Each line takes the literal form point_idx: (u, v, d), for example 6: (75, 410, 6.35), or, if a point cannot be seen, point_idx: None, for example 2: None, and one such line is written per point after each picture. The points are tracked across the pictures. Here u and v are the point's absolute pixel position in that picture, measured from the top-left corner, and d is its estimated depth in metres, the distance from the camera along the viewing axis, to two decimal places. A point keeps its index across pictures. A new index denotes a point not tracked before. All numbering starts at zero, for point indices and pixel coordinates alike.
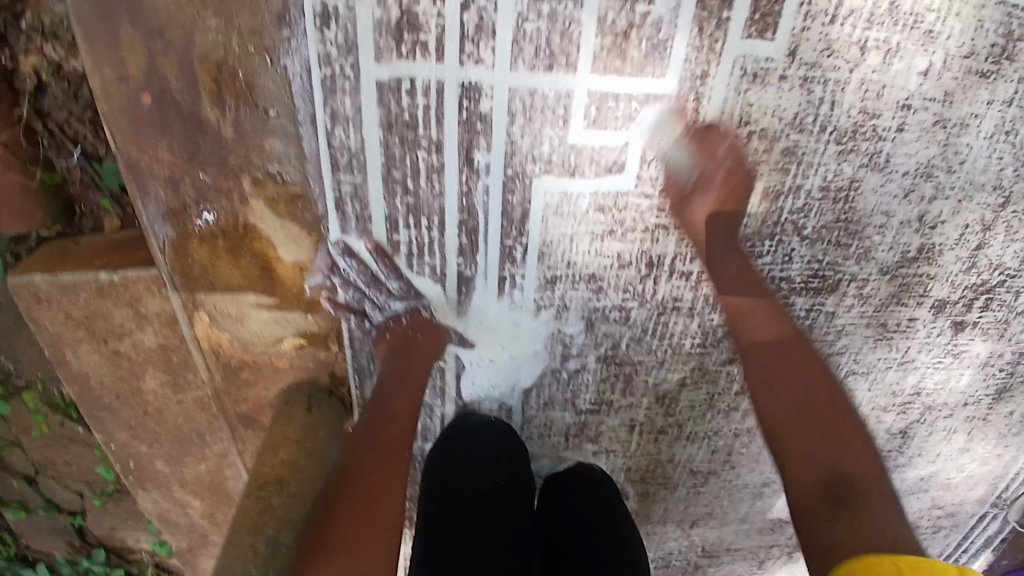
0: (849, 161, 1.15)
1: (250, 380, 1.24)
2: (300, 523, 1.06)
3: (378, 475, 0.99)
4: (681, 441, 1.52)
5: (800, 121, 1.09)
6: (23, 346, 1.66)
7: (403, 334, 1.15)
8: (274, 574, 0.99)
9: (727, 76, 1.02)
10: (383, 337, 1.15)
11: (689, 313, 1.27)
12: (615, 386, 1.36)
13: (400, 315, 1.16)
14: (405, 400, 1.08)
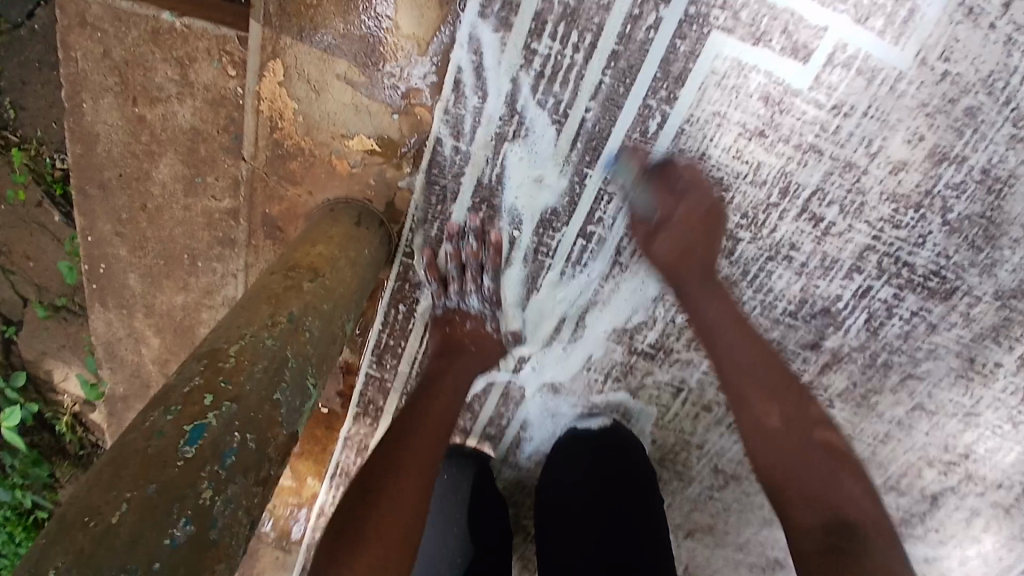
0: (1017, 150, 1.01)
1: (294, 178, 1.04)
2: (328, 316, 0.78)
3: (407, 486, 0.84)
4: (719, 428, 1.33)
5: (991, 81, 0.96)
6: (36, 99, 1.49)
7: (456, 334, 1.07)
8: (292, 356, 0.68)
9: (945, 1, 0.90)
10: (438, 329, 1.10)
11: (798, 271, 1.11)
12: (683, 333, 1.19)
13: (465, 312, 1.09)
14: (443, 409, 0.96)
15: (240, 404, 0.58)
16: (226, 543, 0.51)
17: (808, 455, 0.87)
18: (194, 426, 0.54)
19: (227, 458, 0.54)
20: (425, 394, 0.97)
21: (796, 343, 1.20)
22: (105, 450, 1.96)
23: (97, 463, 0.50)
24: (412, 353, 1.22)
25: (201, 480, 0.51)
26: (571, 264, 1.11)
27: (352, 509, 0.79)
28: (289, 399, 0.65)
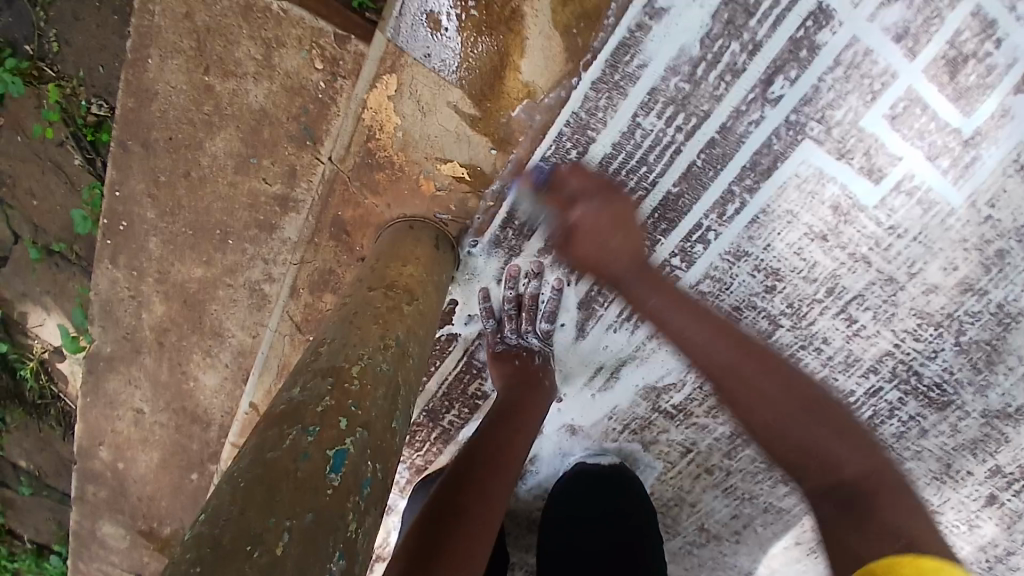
0: None
1: (376, 188, 1.05)
2: (424, 345, 0.80)
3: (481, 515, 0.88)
4: (715, 491, 1.40)
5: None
6: (85, 37, 1.43)
7: (531, 370, 1.12)
8: (404, 386, 0.69)
9: (1004, 155, 0.99)
10: (511, 359, 1.14)
11: (824, 363, 1.18)
12: (705, 400, 1.25)
13: (533, 351, 1.15)
14: (513, 443, 1.00)
15: (370, 432, 0.58)
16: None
17: (829, 413, 0.84)
18: (337, 452, 0.53)
19: (364, 489, 0.53)
20: (502, 430, 1.00)
21: None
22: (64, 405, 1.83)
23: (242, 479, 0.49)
24: (444, 373, 1.22)
25: (348, 510, 0.50)
26: (623, 320, 1.16)
27: (431, 531, 0.83)
28: (401, 425, 0.65)
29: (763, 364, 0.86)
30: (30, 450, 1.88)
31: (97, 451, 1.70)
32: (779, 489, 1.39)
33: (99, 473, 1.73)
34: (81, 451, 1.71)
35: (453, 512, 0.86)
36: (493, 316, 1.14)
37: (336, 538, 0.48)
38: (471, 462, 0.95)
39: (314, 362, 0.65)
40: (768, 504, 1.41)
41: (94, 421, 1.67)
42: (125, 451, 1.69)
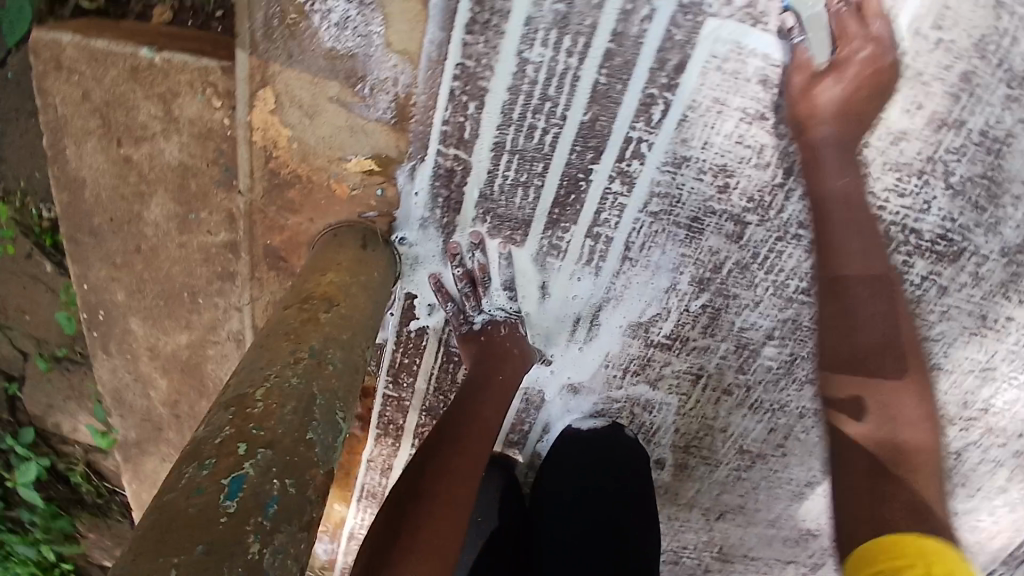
0: (1013, 110, 0.99)
1: (294, 207, 1.03)
2: (351, 346, 0.76)
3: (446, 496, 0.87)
4: (741, 409, 1.34)
5: (980, 47, 0.95)
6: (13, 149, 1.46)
7: (496, 342, 1.11)
8: (323, 397, 0.65)
9: None
10: (475, 339, 1.12)
11: (808, 247, 1.11)
12: (697, 321, 1.19)
13: (497, 324, 1.13)
14: (480, 420, 1.00)
15: (276, 448, 0.55)
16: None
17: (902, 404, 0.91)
18: (233, 479, 0.50)
19: (270, 508, 0.50)
20: (470, 406, 1.01)
21: (811, 319, 1.20)
22: (122, 497, 1.92)
23: (137, 529, 0.47)
24: (428, 369, 1.21)
25: (248, 534, 0.48)
26: (584, 264, 1.10)
27: (392, 524, 0.83)
28: (323, 433, 0.62)
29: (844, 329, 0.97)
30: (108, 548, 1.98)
31: None
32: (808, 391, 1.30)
33: None
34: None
35: (415, 498, 0.86)
36: (451, 300, 1.11)
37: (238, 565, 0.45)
38: (440, 444, 0.94)
39: (222, 396, 0.63)
40: (802, 408, 1.33)
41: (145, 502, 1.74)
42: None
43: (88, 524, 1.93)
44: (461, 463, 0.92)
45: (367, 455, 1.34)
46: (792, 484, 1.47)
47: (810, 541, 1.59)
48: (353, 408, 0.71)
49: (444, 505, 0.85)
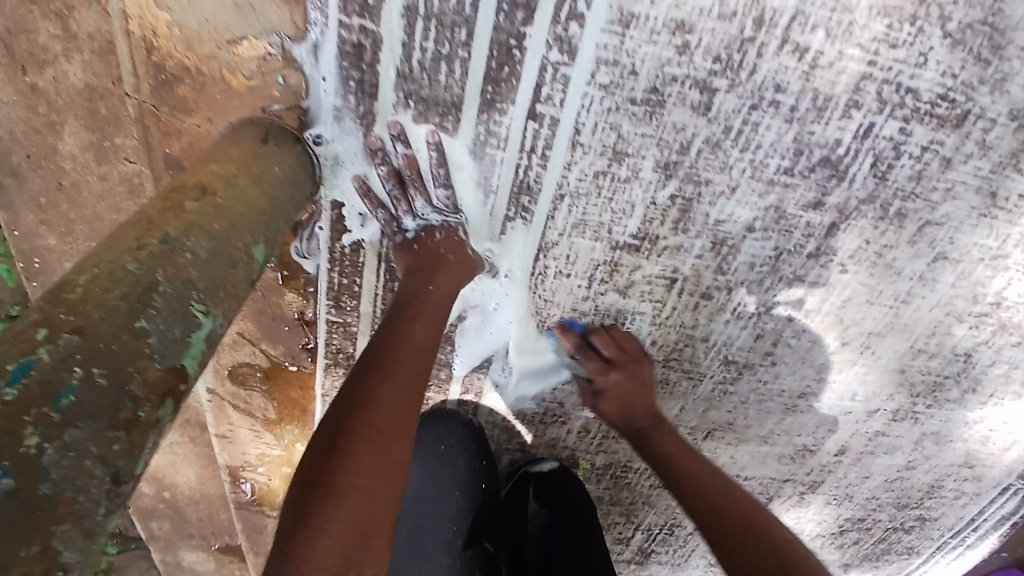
0: None
1: (188, 107, 0.92)
2: (222, 239, 0.67)
3: (383, 433, 0.81)
4: (723, 316, 1.21)
5: None
6: None
7: (432, 252, 1.01)
8: (168, 288, 0.57)
9: None
10: (409, 248, 1.01)
11: (787, 117, 0.97)
12: (667, 215, 1.06)
13: (433, 228, 1.02)
14: (412, 343, 0.91)
15: (87, 336, 0.48)
16: (72, 496, 0.43)
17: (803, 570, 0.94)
18: (18, 366, 0.43)
19: (65, 401, 0.44)
20: (398, 326, 0.92)
21: (795, 205, 1.07)
22: None
23: None
24: (372, 289, 1.11)
25: (23, 427, 0.41)
26: (529, 152, 0.96)
27: (320, 462, 0.77)
28: (162, 326, 0.55)
29: None
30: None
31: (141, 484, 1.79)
32: (797, 290, 1.19)
33: (155, 505, 1.86)
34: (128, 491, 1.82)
35: (336, 434, 0.79)
36: (383, 205, 0.99)
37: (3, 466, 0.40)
38: (365, 377, 0.86)
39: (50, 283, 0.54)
40: (790, 311, 1.22)
41: None
42: (165, 479, 1.78)
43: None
44: (396, 394, 0.85)
45: (320, 388, 1.26)
46: (784, 397, 1.40)
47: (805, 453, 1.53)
48: (223, 304, 0.63)
49: (379, 424, 0.82)
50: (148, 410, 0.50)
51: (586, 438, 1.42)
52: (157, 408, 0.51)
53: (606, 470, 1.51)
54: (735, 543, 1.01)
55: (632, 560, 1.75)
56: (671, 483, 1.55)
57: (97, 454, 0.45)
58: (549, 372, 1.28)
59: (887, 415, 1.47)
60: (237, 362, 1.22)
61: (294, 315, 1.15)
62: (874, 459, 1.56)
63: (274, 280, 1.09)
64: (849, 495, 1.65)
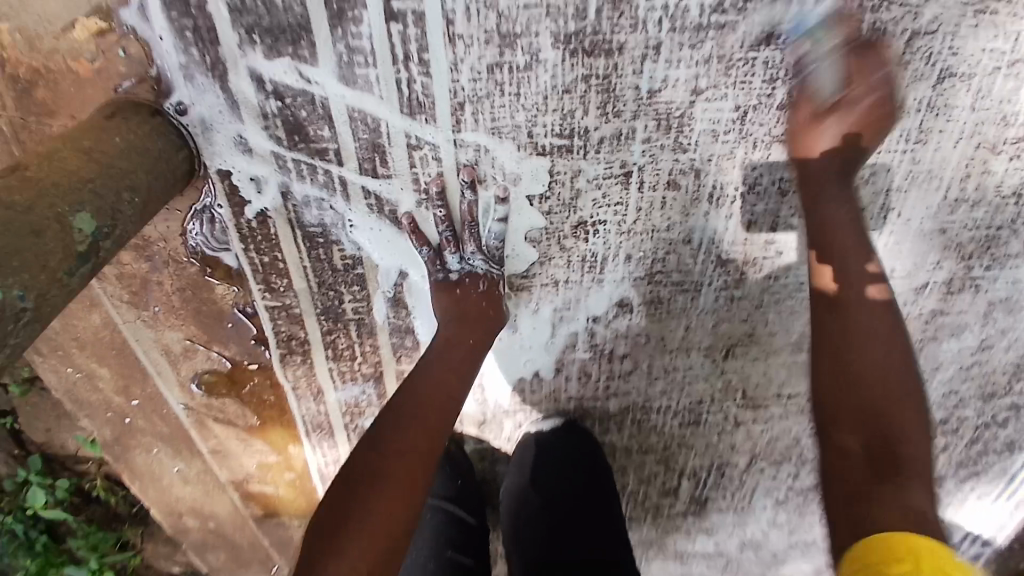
0: None
1: (50, 109, 0.86)
2: (20, 208, 0.62)
3: (416, 467, 0.91)
4: (699, 208, 1.04)
5: None
6: None
7: (469, 304, 1.05)
8: None
9: None
10: (448, 290, 1.05)
11: None
12: (589, 100, 0.91)
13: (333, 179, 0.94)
14: (443, 382, 1.00)
15: None
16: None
17: (909, 420, 0.91)
18: None
19: None
20: (437, 367, 1.01)
21: (739, 49, 0.90)
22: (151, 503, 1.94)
23: None
24: (297, 262, 1.03)
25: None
26: (404, 61, 0.85)
27: (345, 500, 0.86)
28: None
29: (864, 331, 0.95)
30: (168, 554, 2.05)
31: (182, 519, 1.80)
32: (778, 156, 1.00)
33: (202, 537, 1.87)
34: (175, 530, 1.84)
35: (369, 470, 0.89)
36: (276, 161, 0.92)
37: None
38: (394, 417, 0.95)
39: None
40: (778, 184, 1.03)
41: (157, 498, 1.74)
42: (204, 510, 1.78)
43: (135, 534, 2.00)
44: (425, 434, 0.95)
45: (288, 383, 1.18)
46: (807, 291, 1.18)
47: None
48: (16, 272, 0.59)
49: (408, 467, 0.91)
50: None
51: (590, 383, 1.27)
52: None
53: (624, 417, 1.35)
54: (858, 501, 0.84)
55: (688, 512, 1.58)
56: (704, 418, 1.37)
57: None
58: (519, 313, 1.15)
59: (939, 289, 1.25)
60: (199, 371, 1.17)
61: (232, 308, 1.08)
62: (939, 346, 1.35)
63: (198, 275, 1.03)
64: (922, 395, 1.42)
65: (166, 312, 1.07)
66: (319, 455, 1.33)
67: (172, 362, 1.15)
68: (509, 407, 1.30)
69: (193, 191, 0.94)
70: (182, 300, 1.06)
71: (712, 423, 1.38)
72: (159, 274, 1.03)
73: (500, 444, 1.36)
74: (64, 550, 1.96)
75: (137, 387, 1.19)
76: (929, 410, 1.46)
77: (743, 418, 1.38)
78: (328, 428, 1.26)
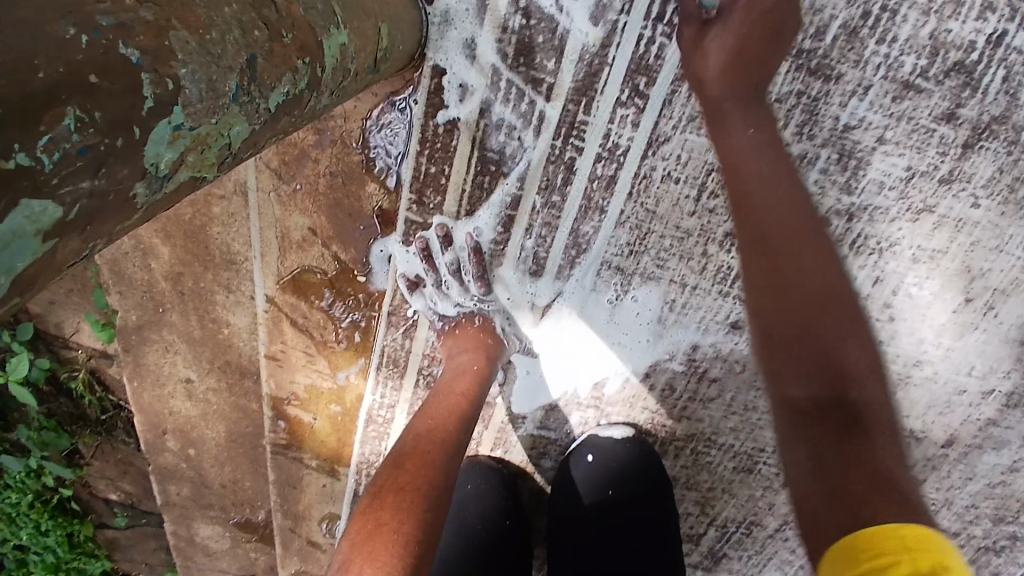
0: None
1: None
2: None
3: (433, 461, 0.89)
4: (841, 251, 1.09)
5: None
6: None
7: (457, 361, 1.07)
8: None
9: None
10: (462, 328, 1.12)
11: (925, 8, 0.92)
12: (791, 116, 0.98)
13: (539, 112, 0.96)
14: (463, 375, 1.04)
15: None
16: (204, 22, 0.41)
17: (849, 328, 0.79)
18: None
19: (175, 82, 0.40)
20: (464, 360, 1.06)
21: (928, 115, 0.99)
22: (127, 413, 1.72)
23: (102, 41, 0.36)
24: (460, 183, 1.02)
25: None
26: (654, 22, 0.89)
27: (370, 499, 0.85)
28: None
29: (813, 247, 0.80)
30: (113, 477, 1.82)
31: (162, 441, 1.54)
32: (923, 225, 1.08)
33: (174, 468, 1.58)
34: (148, 445, 1.55)
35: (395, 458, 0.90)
36: (491, 77, 0.93)
37: (86, 26, 0.34)
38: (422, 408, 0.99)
39: None
40: (915, 251, 1.10)
41: (147, 407, 1.48)
42: (191, 435, 1.52)
43: (91, 444, 1.77)
44: (455, 413, 0.97)
45: (387, 304, 1.14)
46: (897, 366, 1.24)
47: (909, 442, 1.36)
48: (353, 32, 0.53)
49: (437, 445, 0.91)
50: (294, 41, 0.51)
51: (669, 399, 1.27)
52: (296, 49, 0.52)
53: (685, 444, 1.34)
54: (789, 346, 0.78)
55: (699, 565, 1.55)
56: (757, 468, 1.37)
57: (236, 16, 0.44)
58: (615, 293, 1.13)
59: (1000, 400, 1.29)
60: (305, 265, 1.12)
61: (371, 212, 1.06)
62: (980, 456, 1.37)
63: (357, 164, 1.02)
64: (948, 502, 1.44)
65: (305, 193, 1.05)
66: (376, 396, 1.25)
67: (282, 249, 1.10)
68: (584, 401, 1.27)
69: (401, 79, 0.95)
70: (326, 188, 1.04)
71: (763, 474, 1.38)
72: (320, 151, 1.02)
73: (557, 438, 1.33)
74: (8, 438, 1.73)
75: (221, 274, 1.15)
76: (947, 521, 1.47)
77: None
78: (401, 368, 1.20)
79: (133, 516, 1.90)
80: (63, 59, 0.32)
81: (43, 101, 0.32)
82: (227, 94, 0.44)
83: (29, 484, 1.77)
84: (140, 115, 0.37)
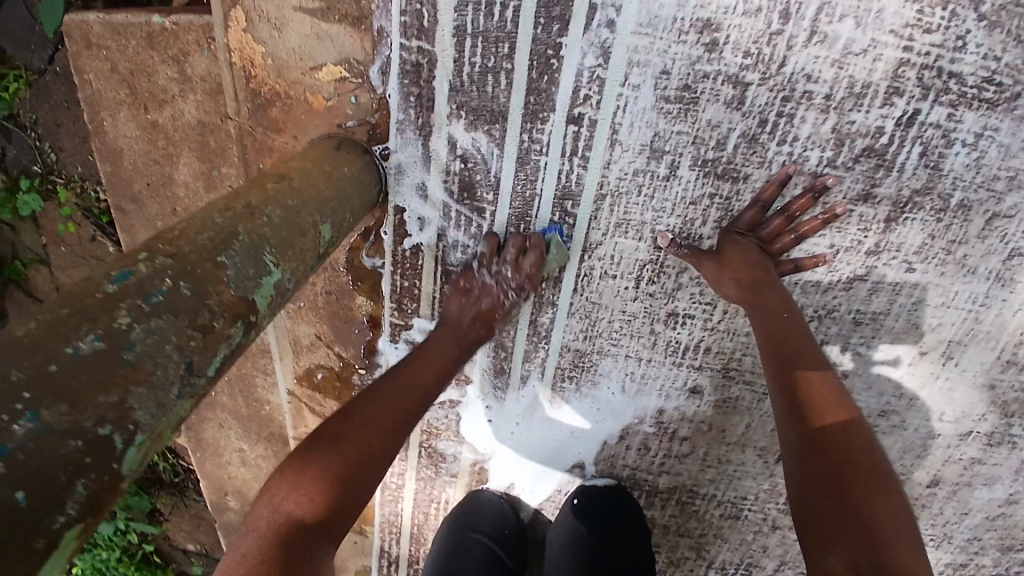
0: None
1: (278, 126, 1.08)
2: (293, 210, 0.79)
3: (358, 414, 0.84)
4: None
5: None
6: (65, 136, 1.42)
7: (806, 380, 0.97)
8: (246, 235, 0.69)
9: None
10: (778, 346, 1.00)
11: (823, 107, 0.99)
12: (708, 216, 1.08)
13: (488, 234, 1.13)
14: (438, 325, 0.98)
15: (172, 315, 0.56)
16: (150, 368, 0.52)
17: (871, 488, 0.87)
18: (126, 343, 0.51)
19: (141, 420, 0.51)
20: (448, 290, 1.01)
21: (842, 197, 1.06)
22: (195, 474, 2.00)
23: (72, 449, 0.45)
24: (430, 292, 1.20)
25: (120, 309, 0.53)
26: (570, 155, 1.05)
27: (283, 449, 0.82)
28: (238, 263, 0.66)
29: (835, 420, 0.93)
30: (189, 529, 2.07)
31: (224, 500, 1.71)
32: (859, 291, 1.15)
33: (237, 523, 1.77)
34: (214, 506, 1.75)
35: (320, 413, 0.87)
36: (443, 209, 1.11)
37: (75, 432, 0.45)
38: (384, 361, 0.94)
39: (186, 252, 0.62)
40: (856, 315, 1.18)
41: (210, 473, 1.67)
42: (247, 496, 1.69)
43: (166, 502, 2.04)
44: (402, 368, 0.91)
45: None
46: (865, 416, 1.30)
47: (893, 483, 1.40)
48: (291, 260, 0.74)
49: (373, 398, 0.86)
50: (226, 319, 0.62)
51: (647, 456, 1.39)
52: (229, 324, 0.62)
53: (670, 495, 1.45)
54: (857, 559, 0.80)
55: None
56: (744, 515, 1.46)
57: (174, 345, 0.55)
58: (577, 367, 1.28)
59: (981, 439, 1.32)
60: (315, 364, 1.33)
61: (362, 318, 1.25)
62: (971, 492, 1.39)
63: (346, 284, 1.22)
64: (946, 535, 1.46)
65: (309, 308, 1.26)
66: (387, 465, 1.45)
67: (296, 351, 1.33)
68: (569, 461, 1.41)
69: (371, 217, 1.14)
70: (326, 302, 1.25)
71: (751, 519, 1.46)
72: (316, 276, 1.22)
73: (549, 493, 1.47)
74: None
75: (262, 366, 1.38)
76: (950, 553, 1.49)
77: (782, 523, 1.46)
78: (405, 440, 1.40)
79: (206, 563, 2.13)
80: (61, 465, 0.44)
81: (53, 496, 0.44)
82: (172, 402, 0.54)
83: (115, 539, 2.05)
84: (113, 458, 0.48)
